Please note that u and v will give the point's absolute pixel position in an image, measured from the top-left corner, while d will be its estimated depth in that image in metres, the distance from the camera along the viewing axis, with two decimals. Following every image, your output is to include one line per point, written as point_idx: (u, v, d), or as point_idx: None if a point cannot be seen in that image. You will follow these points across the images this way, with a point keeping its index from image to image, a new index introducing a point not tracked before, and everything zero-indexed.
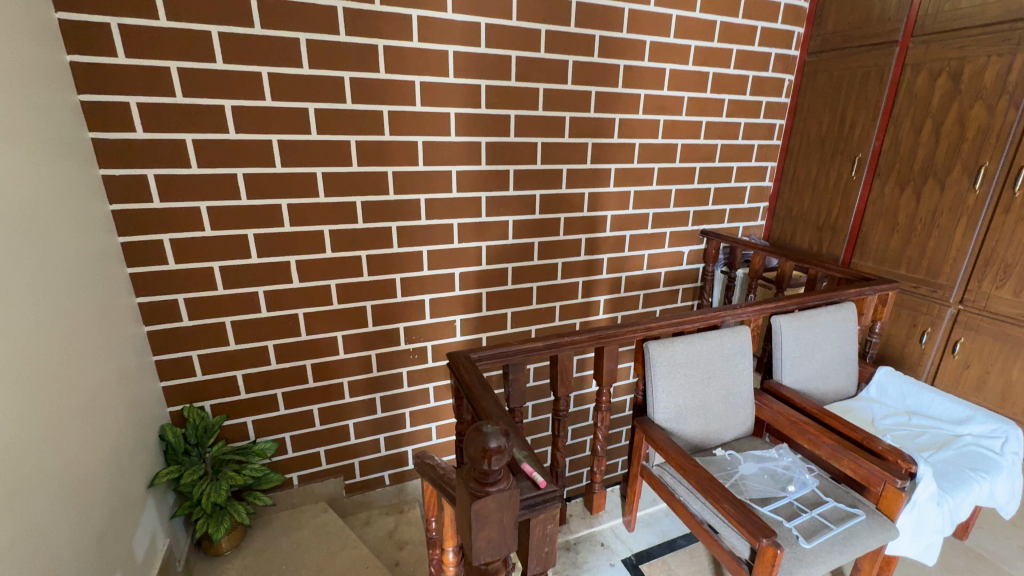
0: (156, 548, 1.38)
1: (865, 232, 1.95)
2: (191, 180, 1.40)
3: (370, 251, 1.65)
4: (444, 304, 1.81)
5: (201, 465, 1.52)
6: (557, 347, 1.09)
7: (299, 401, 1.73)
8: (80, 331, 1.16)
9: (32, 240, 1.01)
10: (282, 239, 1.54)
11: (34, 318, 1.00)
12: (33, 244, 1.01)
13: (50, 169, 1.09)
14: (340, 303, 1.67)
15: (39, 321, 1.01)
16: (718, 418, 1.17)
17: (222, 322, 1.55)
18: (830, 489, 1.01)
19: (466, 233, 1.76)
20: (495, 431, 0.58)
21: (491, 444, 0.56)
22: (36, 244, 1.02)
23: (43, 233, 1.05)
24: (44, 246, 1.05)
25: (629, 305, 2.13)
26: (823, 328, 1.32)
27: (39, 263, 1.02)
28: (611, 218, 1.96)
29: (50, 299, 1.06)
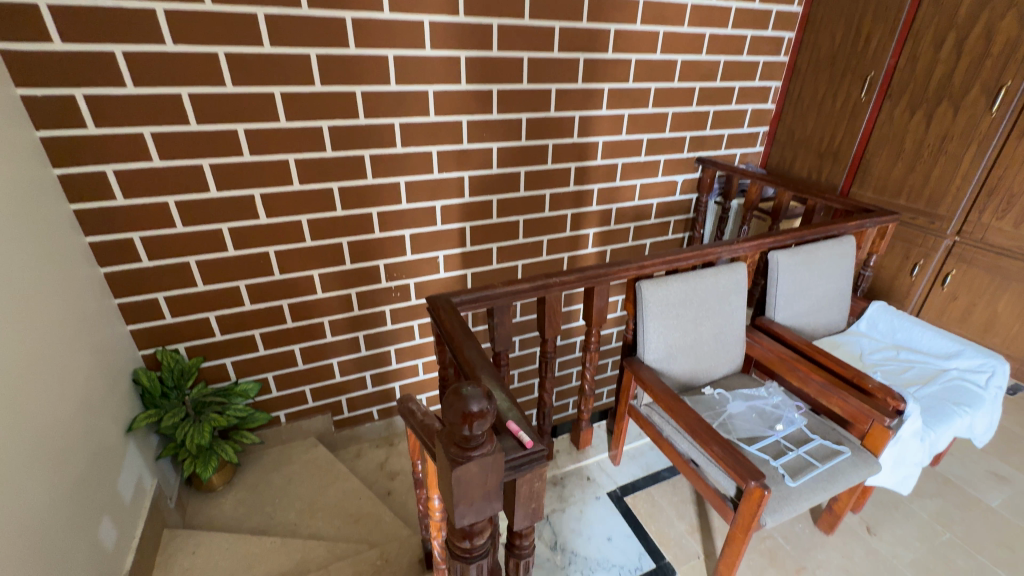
0: (144, 489, 1.38)
1: (867, 160, 1.85)
2: (129, 103, 1.23)
3: (342, 183, 1.52)
4: (426, 239, 1.71)
5: (181, 407, 1.49)
6: (544, 288, 1.02)
7: (278, 342, 1.67)
8: (26, 274, 1.05)
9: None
10: (241, 169, 1.39)
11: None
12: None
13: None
14: (314, 240, 1.56)
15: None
16: (708, 356, 1.14)
17: (187, 262, 1.45)
18: (817, 427, 1.00)
19: (447, 162, 1.62)
20: (477, 393, 0.52)
21: (473, 409, 0.50)
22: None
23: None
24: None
25: (619, 238, 2.05)
26: (820, 263, 1.27)
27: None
28: (603, 145, 1.82)
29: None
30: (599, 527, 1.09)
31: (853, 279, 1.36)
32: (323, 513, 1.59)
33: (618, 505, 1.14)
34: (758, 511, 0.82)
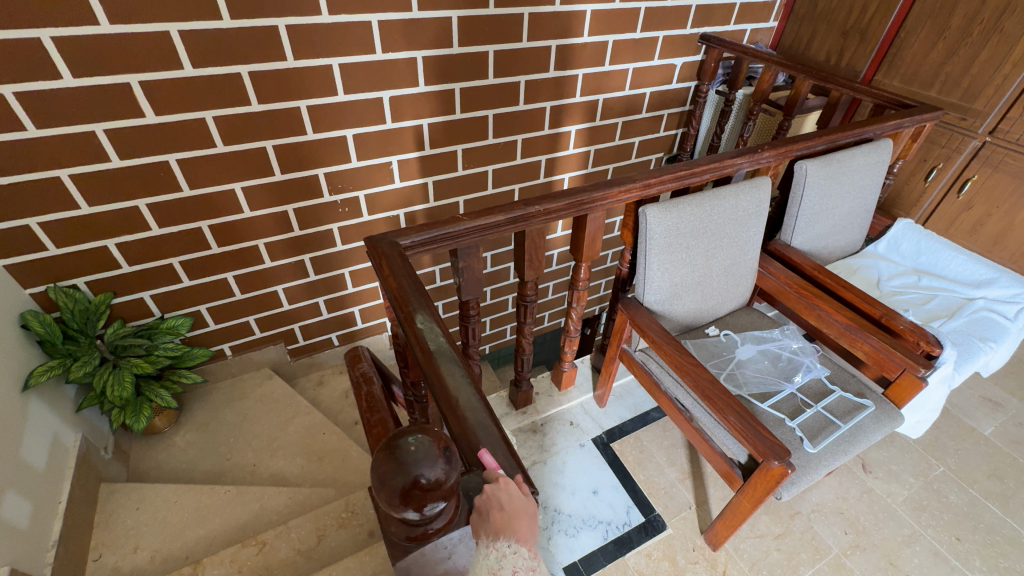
0: (63, 447, 1.20)
1: (901, 41, 1.55)
2: None
3: (253, 66, 1.15)
4: (374, 141, 1.39)
5: (94, 354, 1.26)
6: (524, 220, 0.80)
7: (205, 271, 1.41)
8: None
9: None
10: (103, 46, 1.01)
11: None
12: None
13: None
14: (227, 145, 1.23)
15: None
16: (716, 294, 0.97)
17: (57, 177, 1.11)
18: (836, 375, 0.88)
19: (393, 38, 1.25)
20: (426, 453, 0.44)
21: (423, 478, 0.43)
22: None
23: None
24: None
25: (606, 137, 1.76)
26: (850, 175, 1.07)
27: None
28: (591, 16, 1.45)
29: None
30: (583, 480, 1.04)
31: (880, 192, 1.17)
32: (285, 452, 1.48)
33: (603, 453, 1.08)
34: (774, 487, 0.70)
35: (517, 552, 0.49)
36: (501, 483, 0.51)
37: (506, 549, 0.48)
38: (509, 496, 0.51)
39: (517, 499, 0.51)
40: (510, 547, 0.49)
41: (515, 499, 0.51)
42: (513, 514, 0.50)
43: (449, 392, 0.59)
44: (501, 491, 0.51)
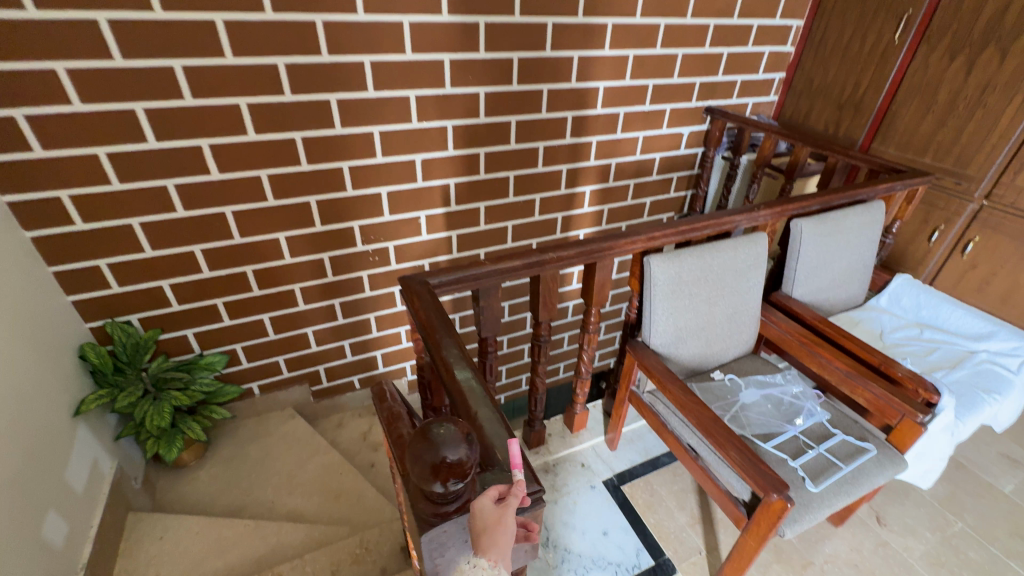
0: (99, 473, 1.27)
1: (893, 113, 1.68)
2: (33, 31, 1.00)
3: (306, 132, 1.32)
4: (405, 197, 1.54)
5: (140, 385, 1.35)
6: (539, 265, 0.89)
7: (245, 311, 1.53)
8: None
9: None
10: (183, 116, 1.19)
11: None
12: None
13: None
14: (277, 199, 1.38)
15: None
16: (720, 339, 1.03)
17: (129, 225, 1.26)
18: (838, 419, 0.91)
19: (427, 109, 1.42)
20: (454, 438, 0.51)
21: (450, 458, 0.49)
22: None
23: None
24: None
25: (618, 197, 1.89)
26: (846, 234, 1.15)
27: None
28: (604, 91, 1.62)
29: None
30: (594, 521, 1.05)
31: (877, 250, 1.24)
32: (302, 489, 1.51)
33: (614, 495, 1.10)
34: (777, 523, 0.73)
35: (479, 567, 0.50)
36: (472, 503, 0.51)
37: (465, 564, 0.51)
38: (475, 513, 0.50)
39: (487, 513, 0.51)
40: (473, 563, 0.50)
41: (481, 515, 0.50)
42: (482, 531, 0.50)
43: (468, 407, 0.65)
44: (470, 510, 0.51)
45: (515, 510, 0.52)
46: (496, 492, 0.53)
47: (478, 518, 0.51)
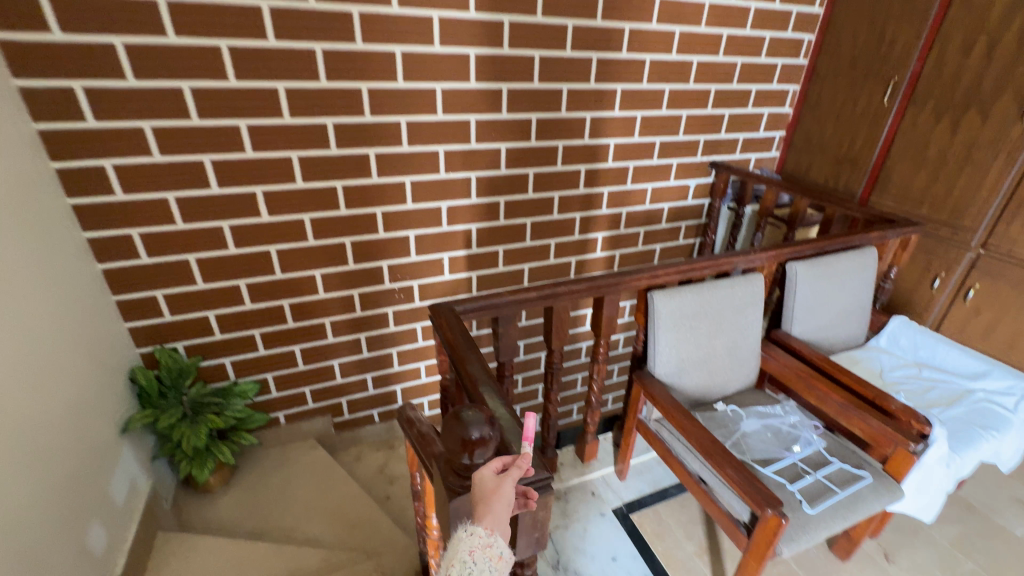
0: (137, 490, 1.35)
1: (888, 168, 1.78)
2: (129, 96, 1.19)
3: (347, 181, 1.48)
4: (431, 240, 1.68)
5: (179, 408, 1.45)
6: (552, 297, 1.00)
7: (279, 342, 1.64)
8: (6, 260, 1.00)
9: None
10: (242, 166, 1.36)
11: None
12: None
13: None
14: (316, 239, 1.53)
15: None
16: (722, 372, 1.11)
17: (186, 260, 1.41)
18: (836, 449, 0.97)
19: (454, 162, 1.58)
20: (479, 420, 0.62)
21: (475, 435, 0.60)
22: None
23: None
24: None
25: (629, 243, 2.01)
26: (838, 277, 1.25)
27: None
28: (614, 147, 1.78)
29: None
30: (603, 547, 1.09)
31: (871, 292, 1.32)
32: (320, 517, 1.56)
33: (623, 523, 1.14)
34: (774, 539, 0.78)
35: (473, 534, 0.58)
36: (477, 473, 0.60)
37: (462, 532, 0.59)
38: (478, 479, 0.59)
39: (485, 482, 0.59)
40: (469, 530, 0.59)
41: (483, 483, 0.59)
42: (481, 498, 0.59)
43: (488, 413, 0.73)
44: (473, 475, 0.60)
45: (511, 481, 0.60)
46: (498, 464, 0.61)
47: (478, 487, 0.59)
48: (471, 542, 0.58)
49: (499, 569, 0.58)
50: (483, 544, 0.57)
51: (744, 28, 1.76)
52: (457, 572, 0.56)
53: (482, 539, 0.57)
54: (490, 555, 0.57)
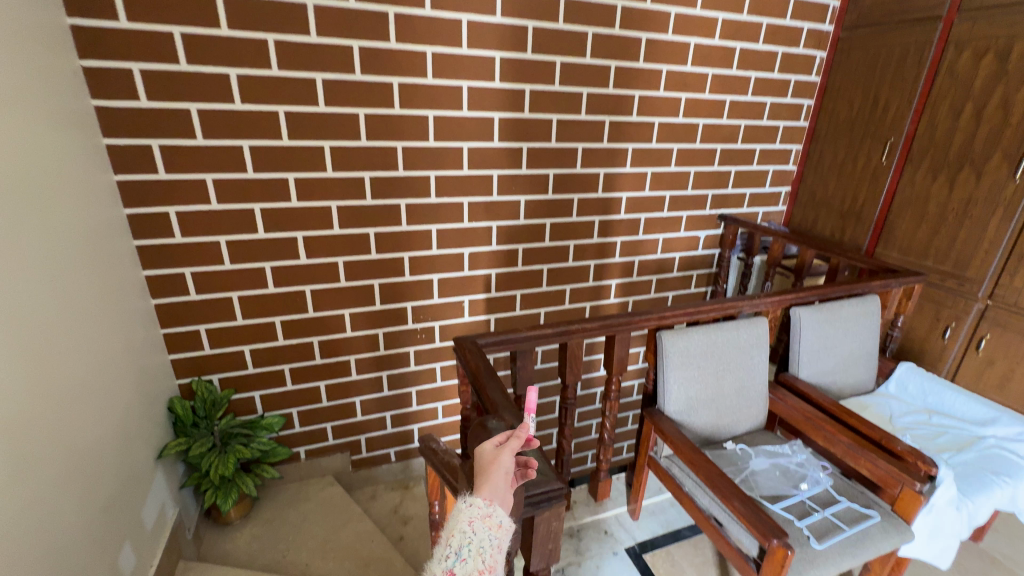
0: (165, 518, 1.40)
1: (891, 222, 1.86)
2: (197, 153, 1.36)
3: (379, 229, 1.62)
4: (453, 284, 1.79)
5: (209, 438, 1.52)
6: (567, 334, 1.10)
7: (306, 377, 1.73)
8: (84, 292, 1.13)
9: (25, 197, 0.94)
10: (287, 213, 1.50)
11: (32, 280, 0.95)
12: (21, 201, 0.93)
13: (47, 132, 1.03)
14: (348, 281, 1.65)
15: (38, 286, 0.97)
16: (730, 411, 1.18)
17: (230, 297, 1.53)
18: (844, 489, 1.05)
19: (477, 213, 1.72)
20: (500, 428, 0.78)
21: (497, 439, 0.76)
22: (25, 199, 0.94)
23: (39, 196, 0.98)
24: (39, 204, 0.98)
25: (641, 290, 2.10)
26: (842, 322, 1.35)
27: (27, 224, 0.94)
28: (626, 200, 1.91)
29: (45, 261, 0.99)
30: None
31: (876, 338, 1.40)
32: (334, 554, 1.57)
33: (636, 562, 1.16)
34: (782, 571, 0.83)
35: (473, 504, 0.64)
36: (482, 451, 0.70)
37: (463, 503, 0.65)
38: (482, 453, 0.70)
39: (485, 454, 0.69)
40: (468, 502, 0.65)
41: (485, 456, 0.69)
42: (482, 470, 0.68)
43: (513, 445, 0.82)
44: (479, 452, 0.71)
45: (507, 453, 0.69)
46: (499, 439, 0.72)
47: (480, 459, 0.69)
48: (470, 512, 0.63)
49: (499, 538, 0.63)
50: (483, 514, 0.63)
51: (746, 94, 1.92)
52: (458, 539, 0.62)
53: (481, 510, 0.63)
54: (490, 524, 0.63)
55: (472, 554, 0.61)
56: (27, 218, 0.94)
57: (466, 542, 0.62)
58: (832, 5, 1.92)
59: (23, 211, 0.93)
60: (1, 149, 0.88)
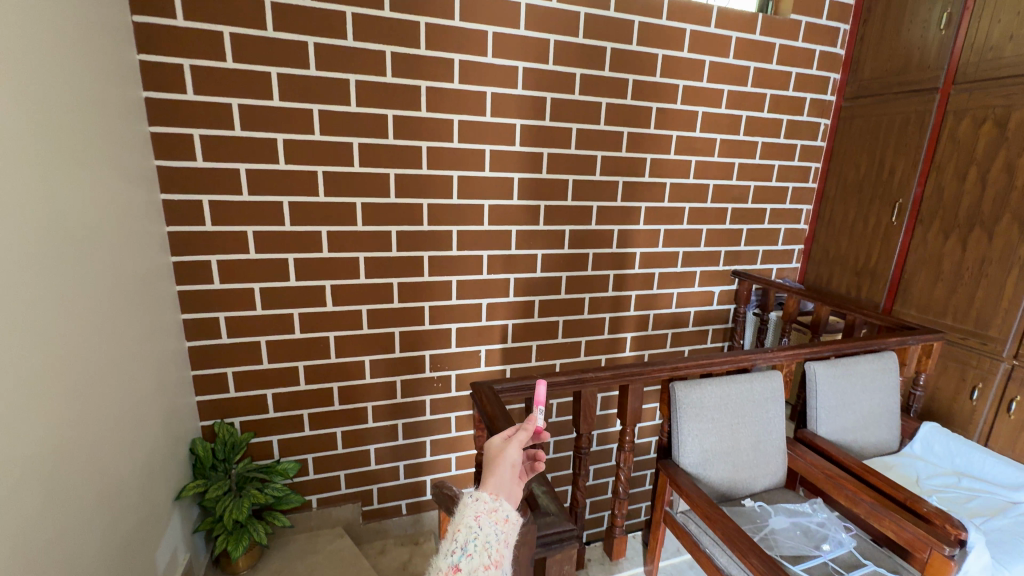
0: (176, 563, 1.40)
1: (907, 280, 1.87)
2: (241, 207, 1.48)
3: (402, 278, 1.70)
4: (471, 333, 1.84)
5: (226, 481, 1.54)
6: (580, 383, 1.14)
7: (324, 423, 1.75)
8: (125, 330, 1.20)
9: (85, 241, 1.04)
10: (318, 262, 1.60)
11: (82, 318, 1.02)
12: (80, 245, 1.02)
13: (111, 185, 1.16)
14: (370, 328, 1.71)
15: (86, 323, 1.04)
16: (745, 464, 1.30)
17: (258, 341, 1.61)
18: (870, 552, 1.13)
19: (495, 265, 1.80)
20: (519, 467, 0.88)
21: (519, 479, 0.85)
22: (84, 243, 1.04)
23: (96, 241, 1.08)
24: (96, 249, 1.08)
25: (657, 344, 2.12)
26: (855, 378, 1.47)
27: (83, 266, 1.03)
28: (640, 255, 1.98)
29: (95, 300, 1.08)
30: None
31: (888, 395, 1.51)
32: None
33: None
34: None
35: (478, 498, 0.71)
36: (492, 447, 0.80)
37: (468, 498, 0.71)
38: (493, 448, 0.79)
39: (494, 447, 0.79)
40: (474, 497, 0.72)
41: (493, 448, 0.79)
42: (491, 462, 0.77)
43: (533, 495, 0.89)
44: (490, 448, 0.80)
45: (512, 447, 0.78)
46: (508, 433, 0.81)
47: (490, 450, 0.79)
48: (476, 507, 0.70)
49: (504, 531, 0.70)
50: (488, 509, 0.70)
51: (754, 157, 2.03)
52: (465, 534, 0.67)
53: (486, 504, 0.71)
54: (496, 518, 0.70)
55: (478, 549, 0.66)
56: (83, 260, 1.04)
57: (472, 536, 0.67)
58: (833, 77, 2.05)
59: (82, 253, 1.03)
60: (67, 199, 0.98)
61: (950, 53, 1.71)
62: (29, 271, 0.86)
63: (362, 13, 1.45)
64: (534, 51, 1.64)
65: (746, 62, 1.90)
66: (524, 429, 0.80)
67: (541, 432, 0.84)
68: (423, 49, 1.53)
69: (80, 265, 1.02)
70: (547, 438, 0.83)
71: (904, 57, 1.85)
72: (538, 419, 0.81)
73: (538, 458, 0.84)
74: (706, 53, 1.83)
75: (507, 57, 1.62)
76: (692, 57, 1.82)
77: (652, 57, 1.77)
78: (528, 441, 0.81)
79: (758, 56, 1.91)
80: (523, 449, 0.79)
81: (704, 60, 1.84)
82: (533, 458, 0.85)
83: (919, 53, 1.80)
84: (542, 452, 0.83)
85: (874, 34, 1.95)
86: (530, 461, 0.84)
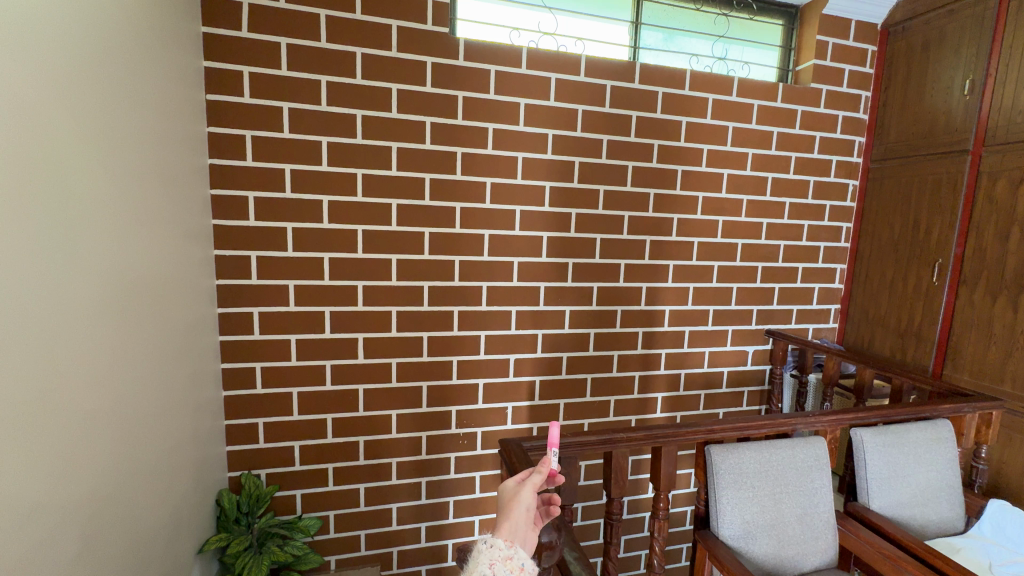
0: None
1: (956, 343, 1.77)
2: (285, 262, 1.58)
3: (432, 332, 1.73)
4: (497, 389, 1.83)
5: (248, 535, 1.51)
6: (611, 443, 1.11)
7: (347, 478, 1.73)
8: (168, 378, 1.25)
9: (143, 295, 1.13)
10: (352, 316, 1.65)
11: (131, 366, 1.08)
12: (138, 299, 1.11)
13: (171, 241, 1.26)
14: (399, 381, 1.73)
15: (135, 371, 1.10)
16: (792, 542, 1.21)
17: (290, 392, 1.64)
18: None
19: (523, 320, 1.81)
20: (546, 527, 0.86)
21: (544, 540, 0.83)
22: (142, 298, 1.13)
23: (152, 294, 1.17)
24: (151, 302, 1.17)
25: (689, 405, 2.05)
26: (907, 446, 1.39)
27: (139, 318, 1.12)
28: (670, 313, 1.96)
29: (145, 350, 1.14)
30: None
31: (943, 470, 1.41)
32: None
33: None
34: None
35: (493, 545, 0.68)
36: (509, 492, 0.78)
37: (482, 544, 0.68)
38: (508, 492, 0.78)
39: (509, 491, 0.78)
40: (487, 543, 0.69)
41: (507, 492, 0.78)
42: (506, 504, 0.76)
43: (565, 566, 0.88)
44: (506, 492, 0.78)
45: (526, 489, 0.77)
46: (520, 477, 0.80)
47: (504, 494, 0.78)
48: (491, 555, 0.67)
49: None
50: (503, 556, 0.67)
51: (782, 217, 2.04)
52: None
53: (501, 552, 0.67)
54: (511, 566, 0.66)
55: None
56: (140, 313, 1.12)
57: None
58: (858, 140, 2.09)
59: (137, 308, 1.11)
60: (128, 256, 1.07)
61: (976, 117, 1.72)
62: (86, 323, 0.93)
63: (407, 89, 1.59)
64: (564, 119, 1.74)
65: (769, 127, 1.96)
66: (538, 472, 0.80)
67: (557, 475, 0.83)
68: (459, 119, 1.65)
69: (134, 316, 1.10)
70: (562, 481, 0.82)
71: (930, 121, 1.88)
72: (552, 462, 0.81)
73: (552, 503, 0.83)
74: (729, 119, 1.91)
75: (538, 125, 1.72)
76: (715, 123, 1.89)
77: (676, 124, 1.85)
78: (542, 484, 0.80)
79: (781, 121, 1.97)
80: (537, 492, 0.79)
81: (727, 126, 1.91)
82: (547, 502, 0.84)
83: (945, 117, 1.83)
84: (557, 496, 0.82)
85: (897, 101, 1.99)
86: (545, 506, 0.83)
